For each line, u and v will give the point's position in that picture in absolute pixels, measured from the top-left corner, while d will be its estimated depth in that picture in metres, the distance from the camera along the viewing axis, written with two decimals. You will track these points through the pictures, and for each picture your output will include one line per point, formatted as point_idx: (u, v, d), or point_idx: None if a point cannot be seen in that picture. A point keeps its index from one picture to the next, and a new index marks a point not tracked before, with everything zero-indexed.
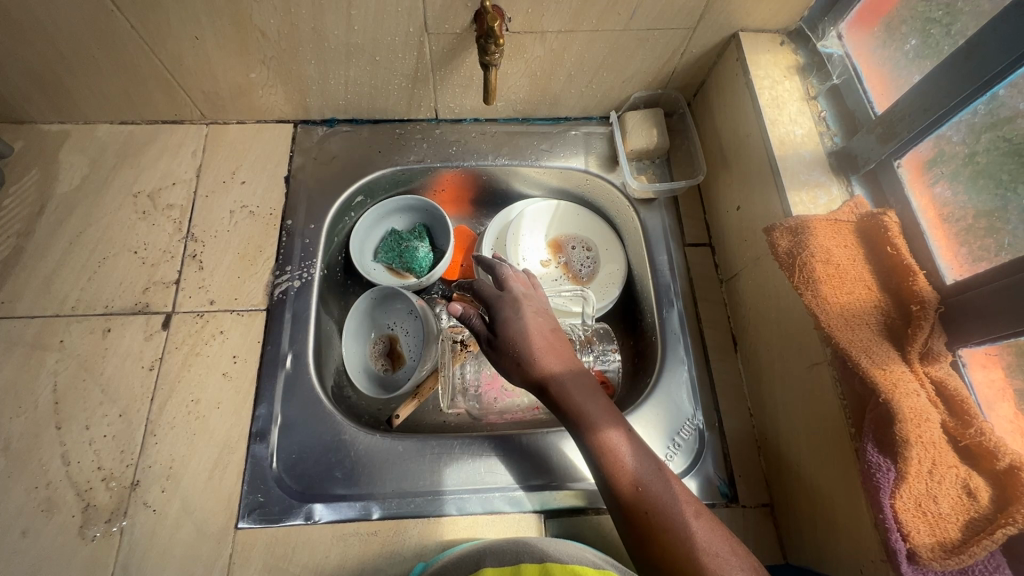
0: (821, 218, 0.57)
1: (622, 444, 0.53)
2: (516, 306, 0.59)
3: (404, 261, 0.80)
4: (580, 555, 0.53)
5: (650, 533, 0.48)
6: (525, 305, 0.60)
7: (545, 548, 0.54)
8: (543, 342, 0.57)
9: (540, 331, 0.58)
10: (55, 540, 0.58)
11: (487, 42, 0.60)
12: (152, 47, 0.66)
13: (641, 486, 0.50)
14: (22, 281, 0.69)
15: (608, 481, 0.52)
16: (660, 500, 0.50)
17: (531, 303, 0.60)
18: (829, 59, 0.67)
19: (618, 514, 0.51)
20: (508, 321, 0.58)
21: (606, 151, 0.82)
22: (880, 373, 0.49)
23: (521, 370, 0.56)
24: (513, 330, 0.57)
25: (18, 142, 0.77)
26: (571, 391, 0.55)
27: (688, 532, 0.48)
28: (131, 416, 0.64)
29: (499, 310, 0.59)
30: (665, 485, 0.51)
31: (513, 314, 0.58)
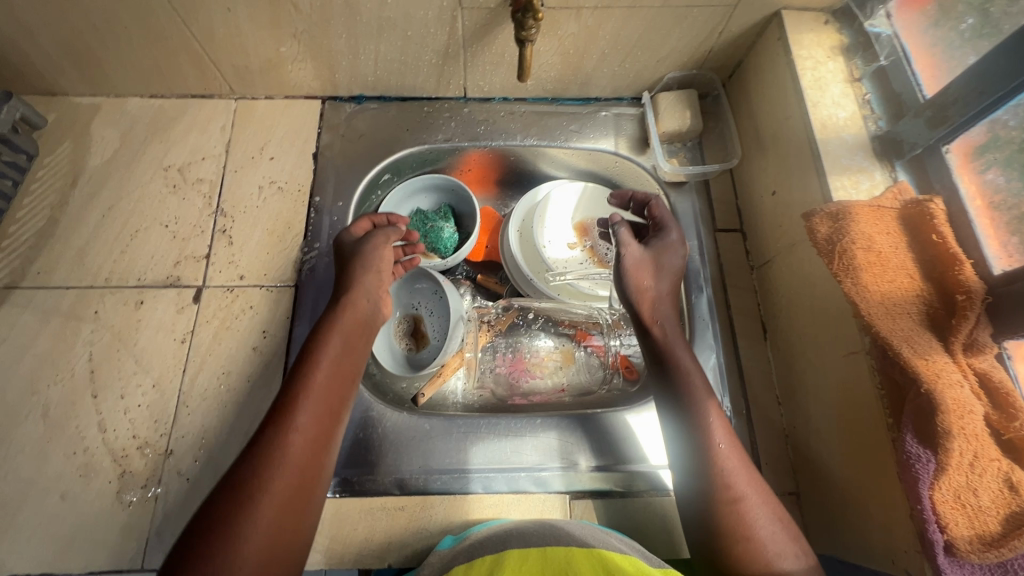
0: (863, 204, 0.56)
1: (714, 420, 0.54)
2: (675, 244, 0.65)
3: (429, 241, 0.80)
4: (607, 540, 0.54)
5: (716, 498, 0.50)
6: (676, 249, 0.65)
7: (572, 531, 0.54)
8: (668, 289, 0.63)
9: (671, 278, 0.64)
10: (94, 504, 0.60)
11: (525, 17, 0.58)
12: (184, 19, 0.66)
13: (717, 448, 0.52)
14: (58, 252, 0.71)
15: (683, 436, 0.55)
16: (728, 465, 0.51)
17: (679, 250, 0.65)
18: (877, 39, 0.64)
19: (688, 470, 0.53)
20: (661, 248, 0.65)
21: (636, 132, 0.81)
22: (922, 363, 0.48)
23: (649, 296, 0.62)
24: (662, 261, 0.64)
25: (51, 114, 0.77)
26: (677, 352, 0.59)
27: (749, 501, 0.50)
28: (164, 387, 0.65)
29: (661, 237, 0.65)
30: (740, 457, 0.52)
31: (670, 249, 0.65)
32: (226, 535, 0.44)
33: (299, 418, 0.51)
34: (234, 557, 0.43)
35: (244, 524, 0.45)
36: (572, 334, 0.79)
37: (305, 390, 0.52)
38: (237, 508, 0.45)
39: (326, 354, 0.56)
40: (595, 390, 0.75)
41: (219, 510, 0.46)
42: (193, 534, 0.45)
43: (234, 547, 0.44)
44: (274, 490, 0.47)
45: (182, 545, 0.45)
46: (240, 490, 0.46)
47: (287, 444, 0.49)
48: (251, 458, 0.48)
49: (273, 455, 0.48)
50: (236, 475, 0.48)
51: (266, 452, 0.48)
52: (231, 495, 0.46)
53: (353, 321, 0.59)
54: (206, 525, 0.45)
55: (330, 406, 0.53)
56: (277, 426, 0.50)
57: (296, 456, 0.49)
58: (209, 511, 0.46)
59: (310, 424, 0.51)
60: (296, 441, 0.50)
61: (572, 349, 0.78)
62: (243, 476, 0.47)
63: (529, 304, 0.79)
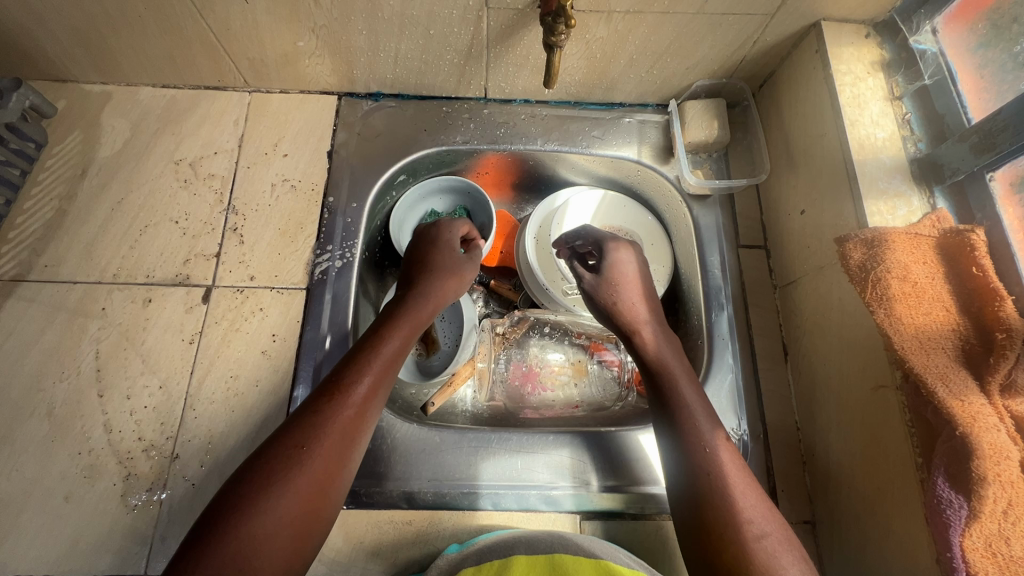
0: (899, 231, 0.54)
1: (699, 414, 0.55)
2: (627, 251, 0.68)
3: None
4: (614, 554, 0.55)
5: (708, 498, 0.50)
6: (633, 255, 0.68)
7: (579, 542, 0.55)
8: (638, 294, 0.66)
9: (637, 286, 0.66)
10: (98, 507, 0.59)
11: (555, 21, 0.56)
12: (200, 10, 0.63)
13: (704, 446, 0.53)
14: (65, 245, 0.69)
15: (675, 436, 0.54)
16: (716, 468, 0.51)
17: (636, 257, 0.68)
18: (922, 57, 0.61)
19: (676, 469, 0.53)
20: (613, 266, 0.67)
21: (660, 141, 0.78)
22: (957, 404, 0.46)
23: (618, 310, 0.65)
24: (620, 273, 0.66)
25: (61, 101, 0.76)
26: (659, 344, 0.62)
27: (742, 507, 0.48)
28: (171, 388, 0.64)
29: (605, 254, 0.67)
30: (733, 459, 0.52)
31: (624, 258, 0.67)
32: (261, 497, 0.43)
33: (354, 398, 0.50)
34: (264, 522, 0.42)
35: (279, 490, 0.44)
36: (586, 346, 0.78)
37: (362, 370, 0.52)
38: (279, 473, 0.44)
39: (390, 341, 0.56)
40: (609, 406, 0.74)
41: (260, 470, 0.45)
42: (230, 491, 0.44)
43: (266, 511, 0.42)
44: (315, 464, 0.46)
45: (218, 500, 0.43)
46: (285, 455, 0.45)
47: (338, 418, 0.49)
48: (302, 425, 0.48)
49: (323, 427, 0.48)
50: (285, 439, 0.47)
51: (317, 422, 0.48)
52: (287, 450, 0.46)
53: (416, 314, 0.60)
54: (246, 483, 0.44)
55: (381, 394, 0.53)
56: (332, 401, 0.50)
57: (341, 435, 0.48)
58: (251, 472, 0.45)
59: (359, 408, 0.50)
60: (346, 419, 0.49)
61: (584, 362, 0.77)
62: (302, 439, 0.47)
63: (544, 317, 0.78)
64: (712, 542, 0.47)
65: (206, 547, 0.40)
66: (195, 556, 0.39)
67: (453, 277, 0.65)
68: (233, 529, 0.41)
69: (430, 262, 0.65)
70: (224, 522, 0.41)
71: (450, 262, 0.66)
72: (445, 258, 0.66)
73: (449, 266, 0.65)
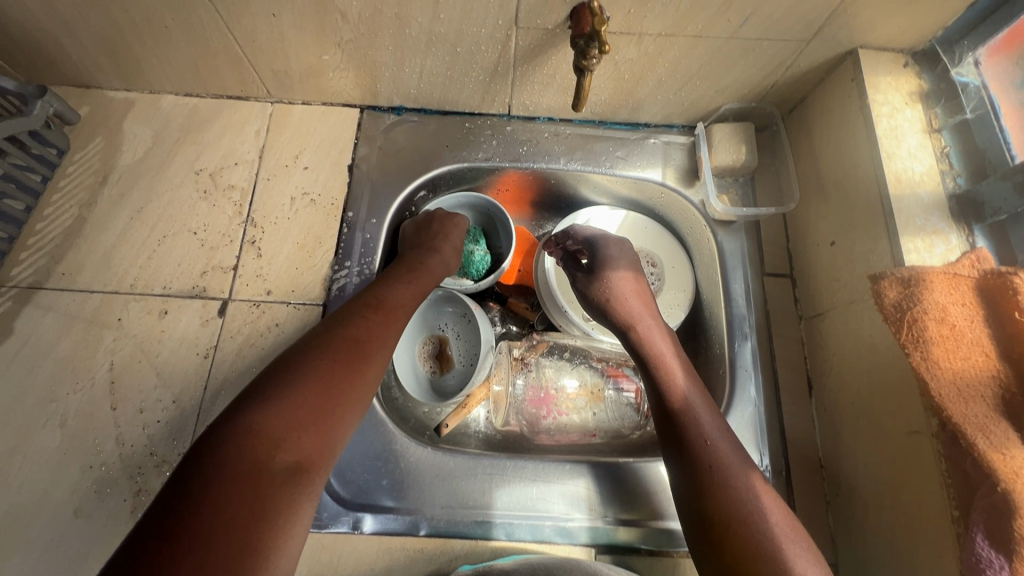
0: (938, 270, 0.52)
1: (699, 409, 0.55)
2: (620, 246, 0.69)
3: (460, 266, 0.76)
4: None
5: (722, 496, 0.49)
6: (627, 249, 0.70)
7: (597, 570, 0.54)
8: (631, 290, 0.66)
9: (631, 281, 0.66)
10: (107, 523, 0.58)
11: (589, 44, 0.55)
12: (227, 22, 0.63)
13: (707, 443, 0.52)
14: (84, 253, 0.69)
15: (673, 425, 0.55)
16: (725, 459, 0.51)
17: (625, 250, 0.69)
18: (964, 89, 0.60)
19: (679, 456, 0.53)
20: (604, 262, 0.68)
21: (686, 163, 0.76)
22: (998, 458, 0.44)
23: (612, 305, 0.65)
24: (611, 267, 0.67)
25: (84, 108, 0.75)
26: (656, 337, 0.61)
27: (750, 496, 0.48)
28: (184, 403, 0.63)
29: (598, 251, 0.68)
30: (732, 450, 0.52)
31: (617, 253, 0.68)
32: (314, 373, 0.46)
33: (389, 314, 0.54)
34: (314, 392, 0.44)
35: (329, 370, 0.46)
36: (604, 371, 0.76)
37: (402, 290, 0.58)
38: (331, 357, 0.47)
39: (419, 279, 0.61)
40: (627, 434, 0.72)
41: (309, 357, 0.47)
42: (278, 372, 0.46)
43: (316, 381, 0.45)
44: (361, 359, 0.49)
45: (263, 380, 0.45)
46: (336, 346, 0.48)
47: (380, 325, 0.53)
48: (353, 323, 0.51)
49: (369, 327, 0.52)
50: (331, 334, 0.50)
51: (366, 322, 0.52)
52: (341, 342, 0.49)
53: (433, 269, 0.64)
54: (295, 367, 0.46)
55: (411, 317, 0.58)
56: (377, 313, 0.54)
57: (383, 335, 0.52)
58: (302, 356, 0.47)
59: (395, 322, 0.55)
60: (383, 329, 0.53)
61: (602, 387, 0.75)
62: (354, 336, 0.50)
63: (564, 342, 0.77)
64: (716, 525, 0.47)
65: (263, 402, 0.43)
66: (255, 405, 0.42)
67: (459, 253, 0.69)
68: (288, 389, 0.44)
69: (446, 233, 0.69)
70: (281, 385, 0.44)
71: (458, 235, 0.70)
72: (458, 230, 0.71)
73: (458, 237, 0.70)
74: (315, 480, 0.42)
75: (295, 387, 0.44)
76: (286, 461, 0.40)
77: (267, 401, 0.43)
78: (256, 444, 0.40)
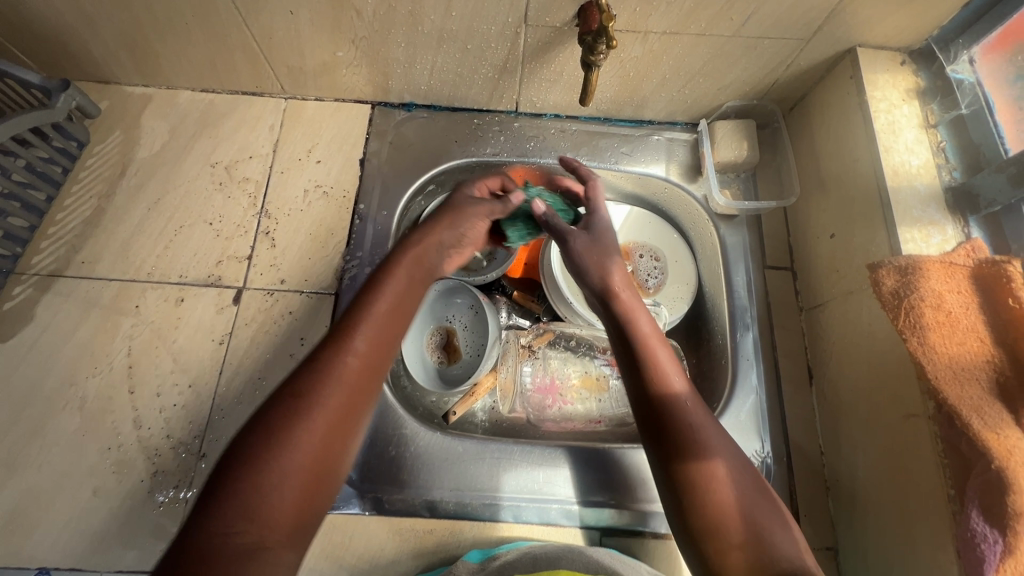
0: (934, 259, 0.53)
1: (676, 382, 0.54)
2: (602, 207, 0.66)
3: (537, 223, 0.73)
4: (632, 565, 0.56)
5: (699, 477, 0.49)
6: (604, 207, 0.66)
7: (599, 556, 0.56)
8: (610, 252, 0.62)
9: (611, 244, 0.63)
10: (125, 502, 0.60)
11: (596, 41, 0.57)
12: (246, 19, 0.65)
13: (686, 419, 0.52)
14: (102, 243, 0.71)
15: (649, 397, 0.53)
16: (702, 435, 0.51)
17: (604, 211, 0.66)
18: (959, 86, 0.62)
19: (657, 432, 0.52)
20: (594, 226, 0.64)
21: (689, 159, 0.78)
22: (992, 437, 0.46)
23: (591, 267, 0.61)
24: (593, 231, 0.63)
25: (104, 102, 0.78)
26: (633, 304, 0.58)
27: (723, 469, 0.50)
28: (199, 387, 0.65)
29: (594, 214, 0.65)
30: (706, 422, 0.52)
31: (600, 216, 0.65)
32: (264, 454, 0.40)
33: (355, 346, 0.47)
34: (269, 475, 0.40)
35: (284, 445, 0.41)
36: (610, 362, 0.77)
37: (365, 317, 0.49)
38: (282, 427, 0.42)
39: (391, 287, 0.53)
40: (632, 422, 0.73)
41: (258, 429, 0.42)
42: (230, 454, 0.41)
43: (268, 461, 0.40)
44: (317, 413, 0.43)
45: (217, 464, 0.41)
46: (284, 410, 0.43)
47: (339, 365, 0.46)
48: (302, 375, 0.45)
49: (323, 376, 0.45)
50: (285, 391, 0.44)
51: (317, 371, 0.45)
52: (285, 403, 0.43)
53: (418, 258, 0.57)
54: (243, 444, 0.41)
55: (386, 347, 0.49)
56: (331, 349, 0.47)
57: (342, 384, 0.45)
58: (249, 426, 0.42)
59: (357, 364, 0.46)
60: (348, 369, 0.46)
61: (607, 377, 0.76)
62: (300, 387, 0.44)
63: (568, 331, 0.78)
64: (691, 512, 0.49)
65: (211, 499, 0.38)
66: (204, 506, 0.38)
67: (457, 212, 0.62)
68: (237, 478, 0.39)
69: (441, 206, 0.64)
70: (231, 474, 0.39)
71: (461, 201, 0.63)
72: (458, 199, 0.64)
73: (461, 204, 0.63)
74: (278, 560, 0.38)
75: (245, 481, 0.39)
76: (236, 557, 0.36)
77: (215, 497, 0.39)
78: (206, 545, 0.36)
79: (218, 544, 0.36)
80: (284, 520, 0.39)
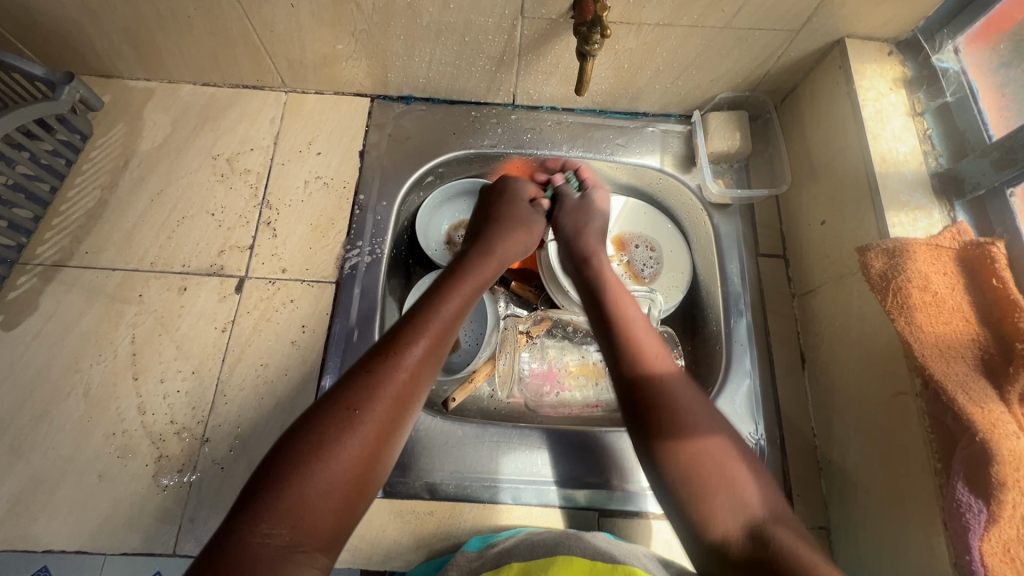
0: (920, 241, 0.55)
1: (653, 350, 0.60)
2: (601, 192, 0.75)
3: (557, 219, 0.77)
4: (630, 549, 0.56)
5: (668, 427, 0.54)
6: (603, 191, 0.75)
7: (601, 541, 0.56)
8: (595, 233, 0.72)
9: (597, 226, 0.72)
10: (130, 486, 0.61)
11: (591, 31, 0.58)
12: (247, 13, 0.66)
13: (659, 380, 0.57)
14: (106, 233, 0.72)
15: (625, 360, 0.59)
16: (673, 394, 0.56)
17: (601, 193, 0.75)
18: (944, 75, 0.63)
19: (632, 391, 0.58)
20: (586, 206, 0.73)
21: (683, 150, 0.80)
22: (976, 411, 0.47)
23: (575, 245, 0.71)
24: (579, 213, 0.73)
25: (106, 96, 0.79)
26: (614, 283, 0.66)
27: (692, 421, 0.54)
28: (202, 374, 0.66)
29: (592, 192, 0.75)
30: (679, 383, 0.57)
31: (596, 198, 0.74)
32: (311, 459, 0.42)
33: (406, 361, 0.49)
34: (314, 483, 0.41)
35: (331, 451, 0.42)
36: None
37: (418, 335, 0.51)
38: (331, 435, 0.43)
39: (446, 306, 0.55)
40: None
41: (307, 434, 0.43)
42: (276, 457, 0.42)
43: (316, 470, 0.42)
44: (366, 427, 0.45)
45: (264, 465, 0.42)
46: (336, 418, 0.44)
47: (389, 380, 0.47)
48: (355, 386, 0.47)
49: (376, 389, 0.46)
50: (337, 399, 0.46)
51: (369, 383, 0.47)
52: (337, 414, 0.44)
53: (470, 279, 0.60)
54: (293, 447, 0.43)
55: (433, 364, 0.51)
56: (384, 362, 0.49)
57: (392, 399, 0.47)
58: (299, 432, 0.44)
59: (408, 377, 0.49)
60: (399, 384, 0.48)
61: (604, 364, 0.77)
62: (354, 400, 0.45)
63: (564, 318, 0.79)
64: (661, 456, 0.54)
65: (257, 501, 0.40)
66: (250, 508, 0.40)
67: (519, 231, 0.69)
68: (284, 485, 0.40)
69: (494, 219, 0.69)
70: (278, 479, 0.41)
71: (518, 216, 0.70)
72: (514, 211, 0.71)
73: (518, 219, 0.70)
74: (311, 562, 0.39)
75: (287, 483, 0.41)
76: (274, 557, 0.38)
77: (260, 500, 0.40)
78: (250, 544, 0.38)
79: (257, 544, 0.38)
80: (323, 525, 0.41)
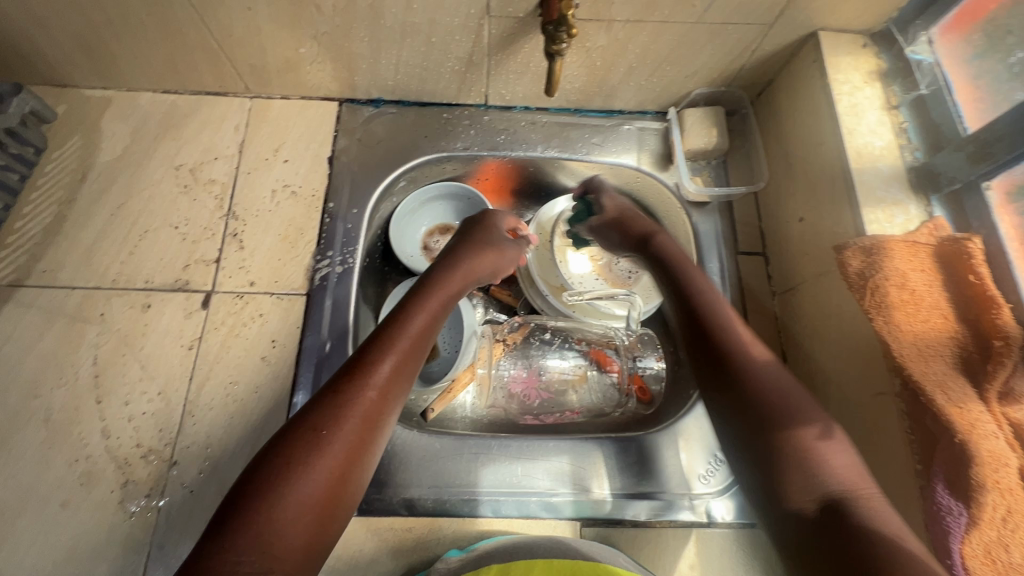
0: (898, 239, 0.54)
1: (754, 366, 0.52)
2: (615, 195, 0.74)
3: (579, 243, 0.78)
4: (615, 559, 0.56)
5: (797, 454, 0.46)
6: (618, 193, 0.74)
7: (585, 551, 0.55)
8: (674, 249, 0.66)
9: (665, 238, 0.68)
10: (95, 514, 0.58)
11: (557, 30, 0.57)
12: (203, 17, 0.64)
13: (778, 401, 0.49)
14: (64, 250, 0.69)
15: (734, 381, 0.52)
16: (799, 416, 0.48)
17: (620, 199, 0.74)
18: (918, 67, 0.63)
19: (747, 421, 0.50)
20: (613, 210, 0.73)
21: (660, 147, 0.78)
22: (955, 412, 0.46)
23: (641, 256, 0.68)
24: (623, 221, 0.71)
25: (61, 106, 0.76)
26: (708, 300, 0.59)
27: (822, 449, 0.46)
28: (169, 395, 0.63)
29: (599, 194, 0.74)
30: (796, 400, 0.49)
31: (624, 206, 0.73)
32: (280, 484, 0.40)
33: (376, 379, 0.47)
34: (287, 508, 0.39)
35: (302, 475, 0.41)
36: (587, 352, 0.76)
37: (387, 349, 0.50)
38: (300, 458, 0.41)
39: (416, 319, 0.54)
40: (610, 412, 0.73)
41: (276, 458, 0.41)
42: (244, 483, 0.40)
43: (285, 496, 0.39)
44: (337, 447, 0.43)
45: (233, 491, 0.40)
46: (303, 440, 0.42)
47: (358, 398, 0.46)
48: (323, 406, 0.45)
49: (343, 408, 0.45)
50: (304, 422, 0.44)
51: (338, 403, 0.45)
52: (305, 435, 0.43)
53: (445, 289, 0.59)
54: (261, 472, 0.40)
55: (404, 379, 0.50)
56: (353, 379, 0.47)
57: (363, 417, 0.45)
58: (265, 455, 0.42)
59: (379, 397, 0.47)
60: (368, 403, 0.46)
61: (584, 368, 0.75)
62: (322, 420, 0.44)
63: (545, 323, 0.77)
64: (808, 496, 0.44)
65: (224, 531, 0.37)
66: (214, 539, 0.37)
67: (493, 251, 0.66)
68: (252, 512, 0.38)
69: (470, 236, 0.67)
70: (243, 505, 0.39)
71: (496, 236, 0.68)
72: (490, 234, 0.67)
73: (492, 240, 0.66)
74: None
75: (255, 506, 0.39)
76: None
77: (223, 527, 0.38)
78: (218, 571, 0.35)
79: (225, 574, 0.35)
80: (294, 549, 0.39)
